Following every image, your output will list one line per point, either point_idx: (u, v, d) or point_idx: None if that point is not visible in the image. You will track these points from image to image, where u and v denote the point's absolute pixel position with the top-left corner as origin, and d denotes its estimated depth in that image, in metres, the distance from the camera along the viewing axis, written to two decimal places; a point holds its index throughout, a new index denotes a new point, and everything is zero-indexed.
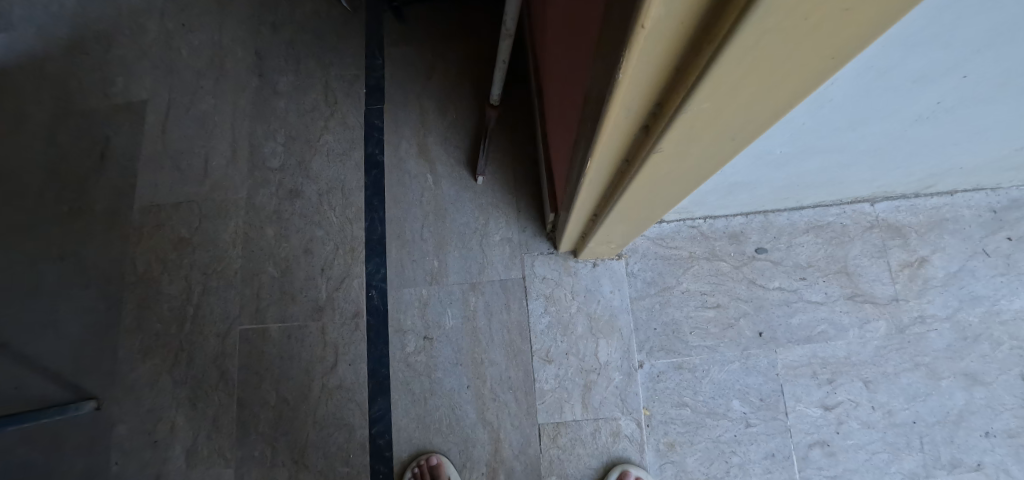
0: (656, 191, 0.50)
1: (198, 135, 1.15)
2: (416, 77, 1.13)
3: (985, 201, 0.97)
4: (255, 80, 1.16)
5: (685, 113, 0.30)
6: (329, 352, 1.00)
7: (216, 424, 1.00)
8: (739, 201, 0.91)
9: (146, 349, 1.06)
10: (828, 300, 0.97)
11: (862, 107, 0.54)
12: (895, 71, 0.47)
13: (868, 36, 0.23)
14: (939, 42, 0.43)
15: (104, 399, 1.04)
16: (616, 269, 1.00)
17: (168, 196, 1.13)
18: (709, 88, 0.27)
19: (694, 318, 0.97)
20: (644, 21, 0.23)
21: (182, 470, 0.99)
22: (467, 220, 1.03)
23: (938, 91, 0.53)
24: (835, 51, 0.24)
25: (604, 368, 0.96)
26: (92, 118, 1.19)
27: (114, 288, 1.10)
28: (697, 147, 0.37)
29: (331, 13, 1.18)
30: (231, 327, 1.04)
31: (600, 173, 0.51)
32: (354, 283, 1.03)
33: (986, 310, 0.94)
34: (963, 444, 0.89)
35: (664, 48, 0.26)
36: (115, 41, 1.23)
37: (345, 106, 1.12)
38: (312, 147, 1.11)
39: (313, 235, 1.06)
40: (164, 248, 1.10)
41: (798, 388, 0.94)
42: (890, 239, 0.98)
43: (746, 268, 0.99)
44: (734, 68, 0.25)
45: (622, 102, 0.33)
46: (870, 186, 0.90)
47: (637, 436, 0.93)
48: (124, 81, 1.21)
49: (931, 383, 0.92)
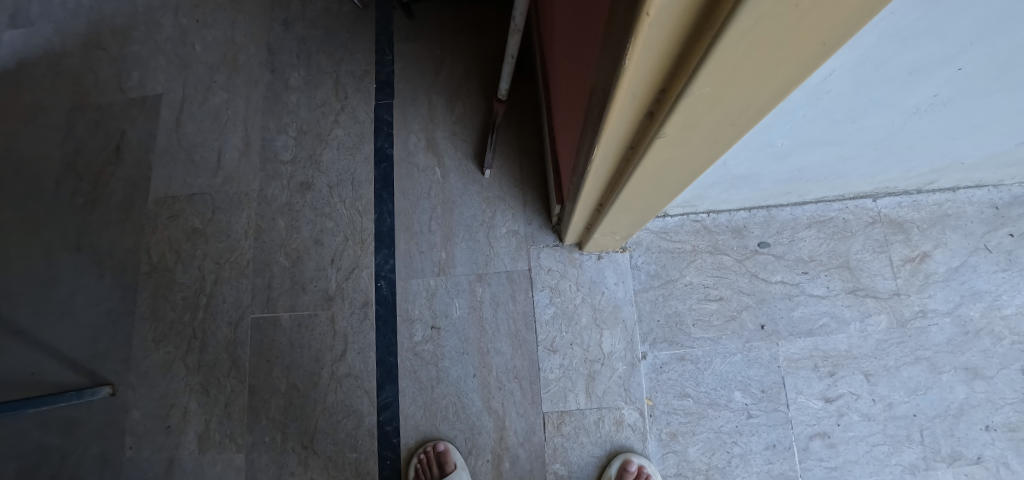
0: (660, 178, 0.52)
1: (212, 129, 1.18)
2: (425, 72, 1.15)
3: (987, 198, 0.98)
4: (268, 76, 1.19)
5: (686, 99, 0.32)
6: (339, 341, 1.03)
7: (228, 410, 1.03)
8: (742, 194, 0.92)
9: (159, 337, 1.08)
10: (830, 293, 0.98)
11: (860, 98, 0.56)
12: (891, 62, 0.48)
13: (856, 23, 0.25)
14: (932, 34, 0.44)
15: (119, 385, 1.07)
16: (620, 262, 1.02)
17: (182, 187, 1.16)
18: (708, 74, 0.29)
19: (696, 311, 0.99)
20: (648, 9, 0.25)
21: (194, 454, 1.02)
22: (474, 212, 1.05)
23: (934, 84, 0.54)
24: (826, 38, 0.26)
25: (607, 358, 0.97)
26: (109, 112, 1.22)
27: (129, 277, 1.12)
28: (698, 132, 0.39)
29: (341, 10, 1.21)
30: (243, 315, 1.07)
31: (605, 162, 0.52)
32: (363, 274, 1.05)
33: (988, 305, 0.95)
34: (964, 437, 0.91)
35: (666, 36, 0.28)
36: (131, 36, 1.26)
37: (355, 101, 1.15)
38: (323, 140, 1.13)
39: (323, 226, 1.08)
40: (178, 239, 1.13)
41: (799, 380, 0.95)
42: (893, 234, 0.99)
43: (748, 262, 1.00)
44: (732, 54, 0.27)
45: (627, 89, 0.35)
46: (872, 181, 0.91)
47: (639, 425, 0.95)
48: (140, 76, 1.24)
49: (932, 377, 0.93)
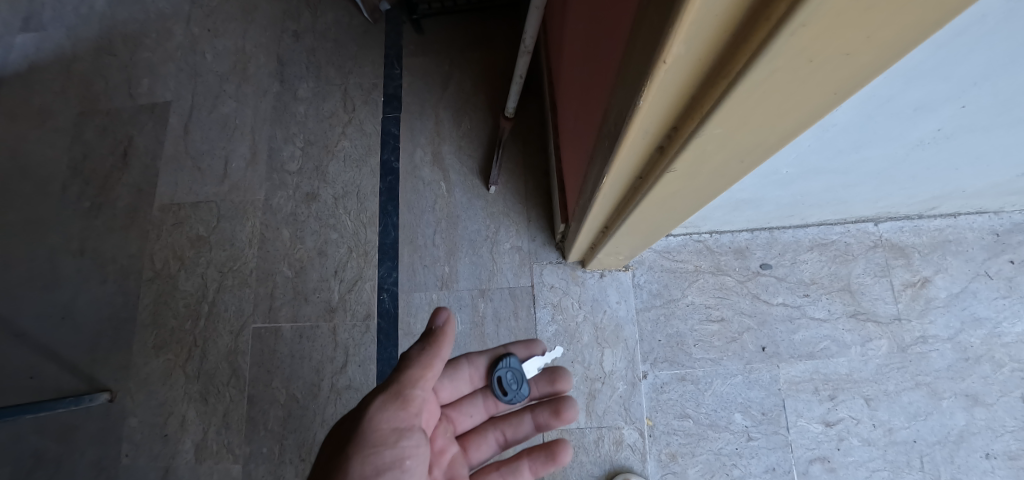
0: (667, 206, 0.52)
1: (220, 137, 1.19)
2: (433, 86, 1.16)
3: (988, 224, 0.99)
4: (277, 86, 1.20)
5: (698, 139, 0.33)
6: (340, 352, 1.03)
7: (226, 419, 1.02)
8: (746, 216, 0.93)
9: (160, 343, 1.08)
10: (831, 317, 0.98)
11: (865, 131, 0.56)
12: (896, 100, 0.49)
13: (867, 76, 0.26)
14: (938, 75, 0.45)
15: (118, 392, 1.06)
16: (623, 280, 1.02)
17: (188, 195, 1.16)
18: (721, 118, 0.29)
19: (698, 331, 0.99)
20: (664, 58, 0.26)
21: (191, 465, 1.01)
22: (478, 228, 1.06)
23: (939, 119, 0.55)
24: (837, 89, 0.27)
25: (608, 377, 0.97)
26: (117, 117, 1.23)
27: (132, 282, 1.13)
28: (709, 167, 0.40)
29: (352, 23, 1.22)
30: (245, 324, 1.07)
31: (614, 188, 0.52)
32: (366, 286, 1.05)
33: (988, 332, 0.95)
34: (964, 464, 0.90)
35: (680, 81, 0.28)
36: (142, 43, 1.28)
37: (363, 113, 1.16)
38: (330, 151, 1.14)
39: (328, 238, 1.09)
40: (182, 246, 1.13)
41: (800, 403, 0.95)
42: (894, 258, 1.00)
43: (750, 283, 1.01)
44: (746, 101, 0.27)
45: (640, 125, 0.35)
46: (874, 206, 0.92)
47: (638, 445, 0.94)
48: (149, 83, 1.25)
49: (932, 403, 0.93)
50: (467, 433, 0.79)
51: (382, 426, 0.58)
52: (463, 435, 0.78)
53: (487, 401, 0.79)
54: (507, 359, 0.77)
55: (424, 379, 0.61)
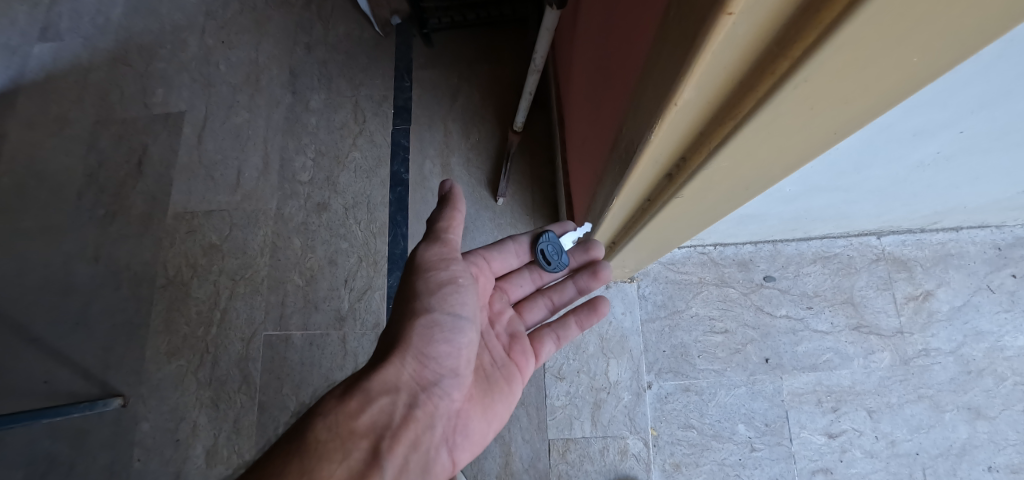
0: (674, 225, 0.54)
1: (233, 147, 1.21)
2: (442, 99, 1.18)
3: (990, 238, 1.00)
4: (289, 97, 1.23)
5: (705, 170, 0.34)
6: (349, 360, 1.04)
7: (237, 426, 1.04)
8: (750, 230, 0.94)
9: (172, 349, 1.10)
10: (834, 330, 1.00)
11: (867, 153, 0.58)
12: (897, 125, 0.51)
13: (865, 118, 0.27)
14: (937, 103, 0.47)
15: (130, 397, 1.08)
16: (628, 291, 1.04)
17: (201, 204, 1.19)
18: (729, 152, 0.31)
19: (702, 343, 1.00)
20: (675, 101, 0.27)
21: (202, 469, 1.03)
22: (486, 238, 1.07)
23: (938, 143, 0.57)
24: (837, 130, 0.29)
25: (613, 387, 0.99)
26: (132, 126, 1.26)
27: (145, 289, 1.15)
28: (715, 193, 0.41)
29: (363, 36, 1.25)
30: (256, 332, 1.09)
31: (623, 208, 0.54)
32: (375, 295, 1.07)
33: (990, 345, 0.96)
34: (966, 477, 0.91)
35: (689, 118, 0.30)
36: (157, 54, 1.31)
37: (373, 124, 1.18)
38: (340, 162, 1.16)
39: (338, 247, 1.11)
40: (195, 254, 1.16)
41: (803, 414, 0.96)
42: (896, 271, 1.01)
43: (754, 295, 1.02)
44: (751, 139, 0.29)
45: (650, 156, 0.37)
46: (876, 221, 0.93)
47: (643, 455, 0.95)
48: (164, 93, 1.28)
49: (935, 415, 0.94)
50: (519, 300, 0.83)
51: (429, 264, 0.62)
52: (517, 303, 0.82)
53: (534, 274, 0.82)
54: (546, 234, 0.77)
55: (457, 223, 0.62)
